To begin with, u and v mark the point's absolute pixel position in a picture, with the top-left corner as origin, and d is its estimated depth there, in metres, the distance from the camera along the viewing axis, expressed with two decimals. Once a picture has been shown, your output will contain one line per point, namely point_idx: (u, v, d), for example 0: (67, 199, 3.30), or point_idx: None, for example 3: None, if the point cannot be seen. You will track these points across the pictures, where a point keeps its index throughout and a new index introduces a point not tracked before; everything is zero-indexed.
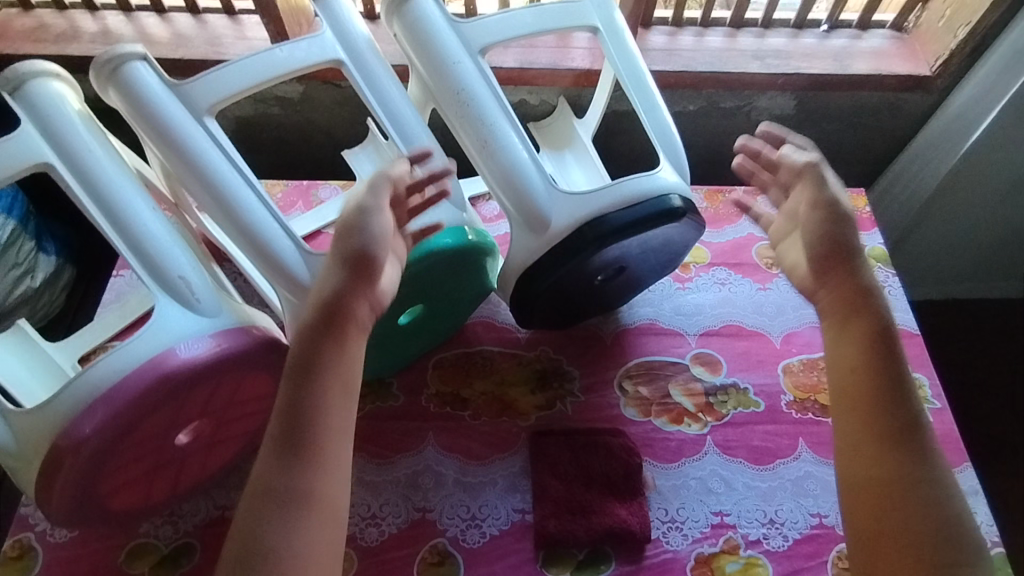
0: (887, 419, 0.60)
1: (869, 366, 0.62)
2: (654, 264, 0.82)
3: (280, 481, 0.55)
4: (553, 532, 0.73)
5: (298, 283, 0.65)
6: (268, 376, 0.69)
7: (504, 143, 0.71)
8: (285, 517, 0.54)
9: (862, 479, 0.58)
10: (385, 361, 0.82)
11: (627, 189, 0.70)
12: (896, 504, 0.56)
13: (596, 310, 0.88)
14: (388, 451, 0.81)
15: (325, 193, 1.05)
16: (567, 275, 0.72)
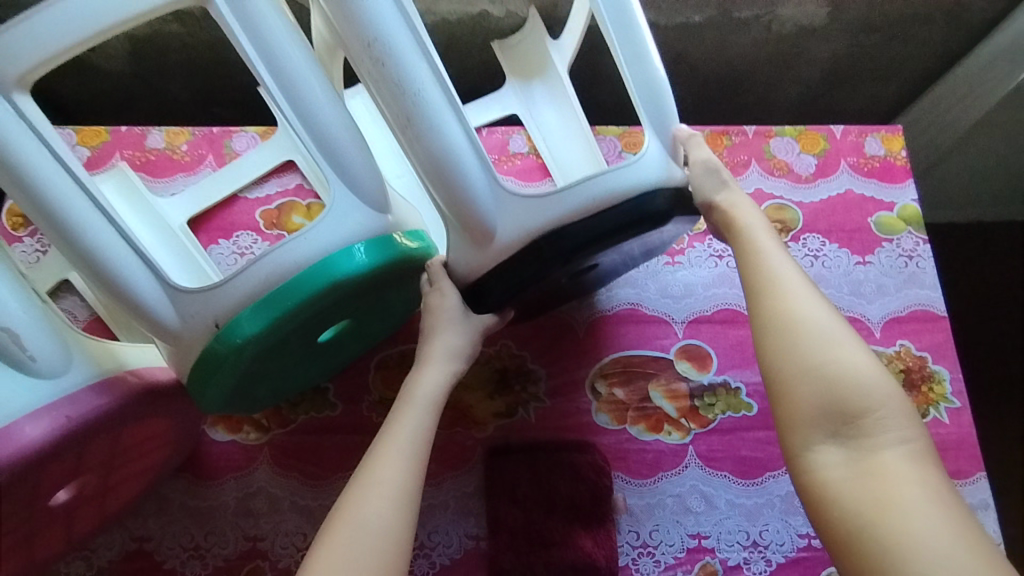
0: (766, 273, 0.52)
1: (749, 249, 0.55)
2: (638, 254, 0.65)
3: (390, 474, 0.49)
4: (509, 566, 0.66)
5: (166, 328, 0.51)
6: (158, 418, 0.57)
7: (436, 122, 0.52)
8: (382, 516, 0.47)
9: (757, 339, 0.50)
10: (309, 377, 0.67)
11: (599, 184, 0.54)
12: (789, 346, 0.47)
13: (568, 299, 0.73)
14: (324, 471, 0.71)
15: (240, 143, 0.85)
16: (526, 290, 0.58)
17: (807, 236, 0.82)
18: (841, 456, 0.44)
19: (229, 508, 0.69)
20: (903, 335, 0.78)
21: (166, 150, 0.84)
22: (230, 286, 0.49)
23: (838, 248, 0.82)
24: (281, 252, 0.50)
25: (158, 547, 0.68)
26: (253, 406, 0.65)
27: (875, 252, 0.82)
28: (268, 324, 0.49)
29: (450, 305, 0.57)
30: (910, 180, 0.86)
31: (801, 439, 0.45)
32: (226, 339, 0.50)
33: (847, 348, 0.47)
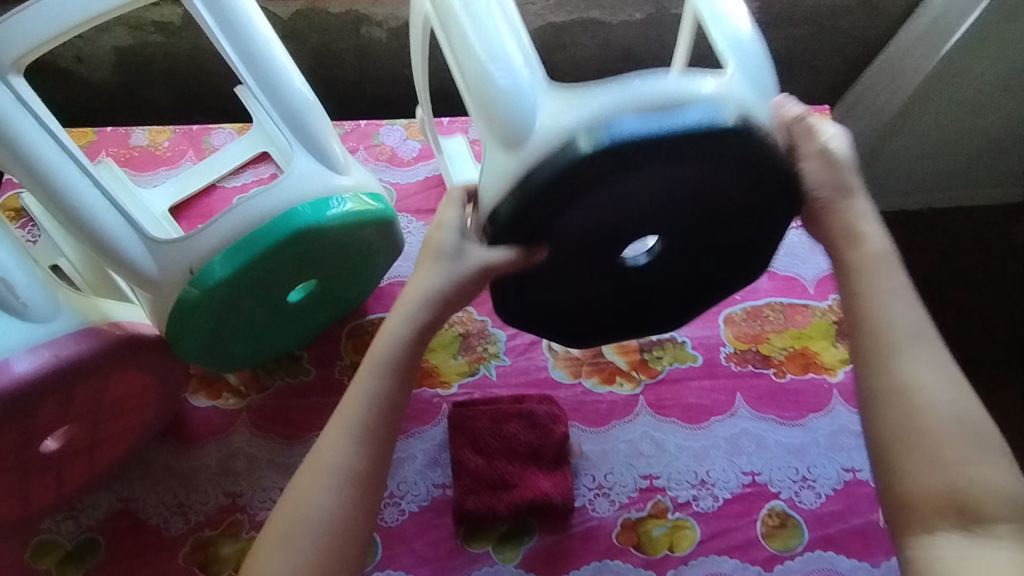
0: (904, 338, 0.48)
1: (874, 293, 0.50)
2: (712, 255, 0.60)
3: (337, 461, 0.47)
4: (473, 509, 0.70)
5: (146, 278, 0.57)
6: (141, 371, 0.62)
7: (467, 38, 0.53)
8: (325, 507, 0.46)
9: (872, 403, 0.47)
10: (284, 340, 0.72)
11: (663, 99, 0.46)
12: (924, 428, 0.45)
13: (630, 325, 0.70)
14: (299, 430, 0.76)
15: (218, 139, 0.91)
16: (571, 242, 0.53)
17: None
18: (965, 548, 0.42)
19: (210, 468, 0.74)
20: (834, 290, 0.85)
21: (148, 147, 0.91)
22: (204, 236, 0.57)
23: None
24: (248, 205, 0.57)
25: (143, 506, 0.72)
26: (230, 367, 0.70)
27: None
28: (239, 265, 0.56)
29: (446, 241, 0.53)
30: None
31: (921, 530, 0.43)
32: (200, 281, 0.56)
33: (991, 453, 0.45)
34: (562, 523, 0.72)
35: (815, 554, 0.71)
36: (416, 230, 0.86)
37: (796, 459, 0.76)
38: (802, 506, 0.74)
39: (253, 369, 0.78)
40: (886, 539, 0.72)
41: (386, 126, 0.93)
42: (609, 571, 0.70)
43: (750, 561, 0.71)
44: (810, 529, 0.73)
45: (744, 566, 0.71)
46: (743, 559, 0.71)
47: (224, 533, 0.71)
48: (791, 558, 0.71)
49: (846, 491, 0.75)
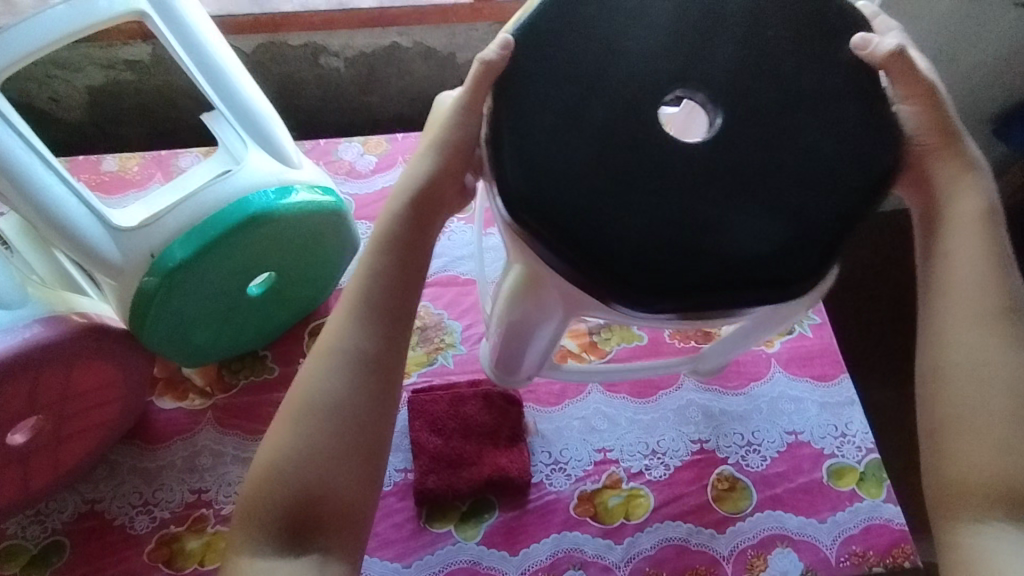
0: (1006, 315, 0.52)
1: (965, 263, 0.54)
2: (790, 160, 0.50)
3: (347, 347, 0.54)
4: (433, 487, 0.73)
5: (111, 265, 0.61)
6: (105, 362, 0.66)
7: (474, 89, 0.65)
8: (335, 387, 0.53)
9: (928, 376, 0.53)
10: (247, 333, 0.76)
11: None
12: (966, 398, 0.51)
13: (701, 246, 0.48)
14: (263, 425, 0.78)
15: (185, 162, 0.97)
16: (569, 76, 0.51)
17: None
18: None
19: (176, 466, 0.76)
20: None
21: (118, 172, 0.96)
22: (163, 222, 0.62)
23: None
24: (204, 193, 0.63)
25: (109, 506, 0.73)
26: (194, 360, 0.74)
27: None
28: (197, 249, 0.61)
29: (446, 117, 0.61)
30: None
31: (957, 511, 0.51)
32: (159, 265, 0.61)
33: None
34: (520, 497, 0.75)
35: (764, 514, 0.75)
36: None
37: (740, 425, 0.80)
38: (750, 469, 0.77)
39: (219, 369, 0.81)
40: (831, 495, 0.76)
41: (344, 143, 1.00)
42: (568, 542, 0.73)
43: (703, 524, 0.74)
44: (758, 490, 0.76)
45: (697, 530, 0.74)
46: (696, 523, 0.74)
47: (190, 527, 0.72)
48: (742, 519, 0.74)
49: (789, 452, 0.79)
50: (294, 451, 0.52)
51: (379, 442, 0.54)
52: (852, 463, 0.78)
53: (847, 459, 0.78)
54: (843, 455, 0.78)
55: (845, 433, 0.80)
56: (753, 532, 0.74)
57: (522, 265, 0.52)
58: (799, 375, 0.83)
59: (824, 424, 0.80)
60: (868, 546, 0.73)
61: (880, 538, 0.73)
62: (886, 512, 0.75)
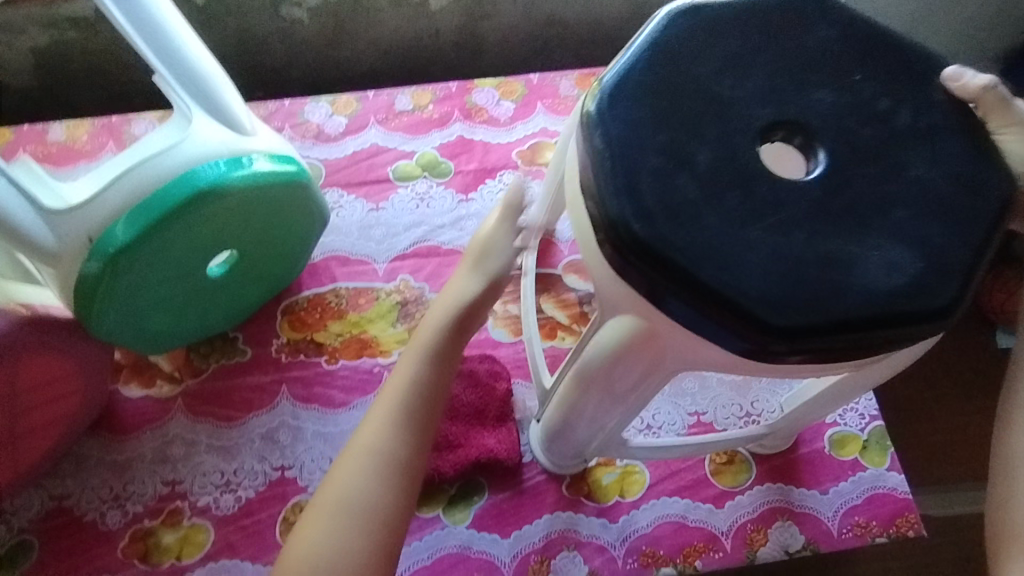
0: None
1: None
2: (922, 190, 0.41)
3: (384, 449, 0.54)
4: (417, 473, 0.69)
5: (46, 251, 0.55)
6: (55, 355, 0.62)
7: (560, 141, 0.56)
8: (376, 496, 0.52)
9: None
10: (211, 315, 0.71)
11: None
12: None
13: (838, 284, 0.38)
14: (237, 412, 0.74)
15: (139, 128, 0.89)
16: (661, 84, 0.41)
17: None
18: None
19: (146, 457, 0.72)
20: None
21: (67, 142, 0.88)
22: (100, 201, 0.55)
23: None
24: (145, 167, 0.56)
25: (78, 502, 0.69)
26: (154, 346, 0.68)
27: None
28: (141, 229, 0.55)
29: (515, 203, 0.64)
30: None
31: None
32: (100, 248, 0.55)
33: None
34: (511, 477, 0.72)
35: (764, 487, 0.72)
36: (347, 203, 0.86)
37: (739, 396, 0.76)
38: None
39: (186, 354, 0.76)
40: (832, 465, 0.73)
41: (311, 103, 0.92)
42: (561, 522, 0.70)
43: (701, 500, 0.71)
44: (757, 463, 0.73)
45: (695, 505, 0.71)
46: (693, 498, 0.71)
47: (165, 521, 0.69)
48: (741, 493, 0.72)
49: None
50: (327, 553, 0.50)
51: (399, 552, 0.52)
52: (855, 431, 0.75)
53: (849, 427, 0.75)
54: (846, 423, 0.75)
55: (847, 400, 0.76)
56: (752, 506, 0.71)
57: (638, 318, 0.41)
58: None
59: None
60: (871, 516, 0.71)
61: (884, 508, 0.71)
62: (890, 480, 0.72)
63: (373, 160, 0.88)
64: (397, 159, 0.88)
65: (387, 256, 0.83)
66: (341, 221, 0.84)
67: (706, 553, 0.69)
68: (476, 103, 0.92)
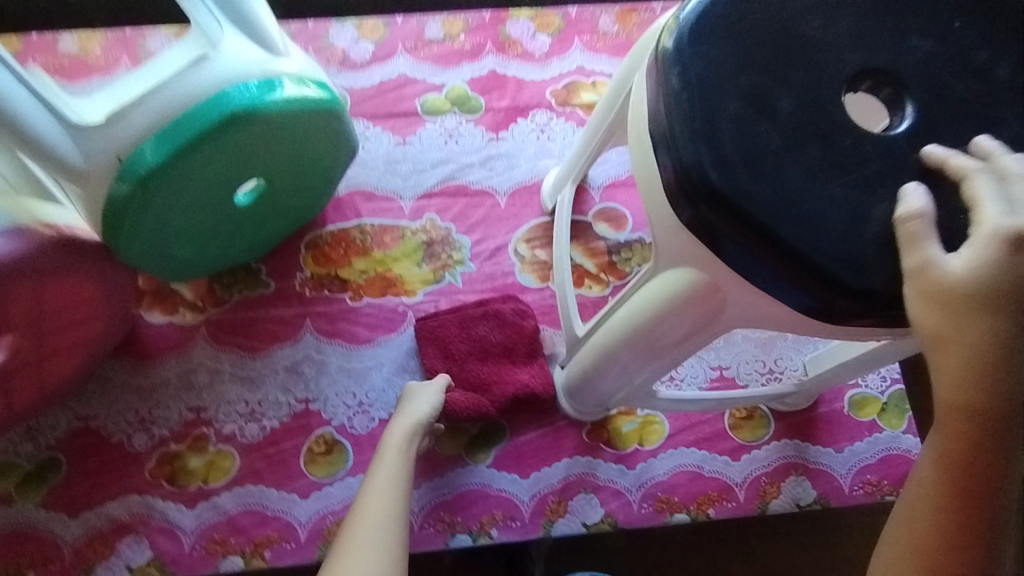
0: (981, 437, 0.40)
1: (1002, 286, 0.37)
2: (1009, 151, 0.40)
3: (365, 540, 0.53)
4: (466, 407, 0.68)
5: (73, 169, 0.53)
6: (81, 277, 0.61)
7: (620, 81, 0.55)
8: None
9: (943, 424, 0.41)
10: (236, 245, 0.69)
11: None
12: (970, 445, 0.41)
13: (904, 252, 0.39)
14: (261, 343, 0.74)
15: (155, 44, 0.85)
16: (745, 23, 0.40)
17: None
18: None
19: (171, 383, 0.72)
20: None
21: (80, 55, 0.84)
22: (129, 119, 0.52)
23: None
24: (175, 85, 0.53)
25: (104, 424, 0.70)
26: (178, 273, 0.67)
27: None
28: (172, 152, 0.52)
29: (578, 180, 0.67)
30: None
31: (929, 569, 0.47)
32: (130, 170, 0.53)
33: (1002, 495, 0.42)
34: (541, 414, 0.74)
35: (781, 443, 0.73)
36: (373, 135, 0.83)
37: (763, 353, 0.76)
38: None
39: (209, 283, 0.75)
40: (850, 425, 0.74)
41: (336, 26, 0.87)
42: (580, 466, 0.71)
43: (718, 452, 0.72)
44: (776, 419, 0.74)
45: (711, 457, 0.72)
46: (710, 450, 0.72)
47: (191, 446, 0.70)
48: (758, 447, 0.73)
49: None
50: None
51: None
52: (876, 394, 0.75)
53: (870, 389, 0.75)
54: (867, 385, 0.76)
55: None
56: (768, 460, 0.72)
57: (698, 272, 0.41)
58: None
59: None
60: (883, 476, 0.72)
61: (896, 469, 0.72)
62: (904, 443, 0.73)
63: (401, 91, 0.84)
64: (426, 91, 0.85)
65: (414, 194, 0.80)
66: (366, 155, 0.82)
67: (719, 503, 0.71)
68: (510, 36, 0.88)
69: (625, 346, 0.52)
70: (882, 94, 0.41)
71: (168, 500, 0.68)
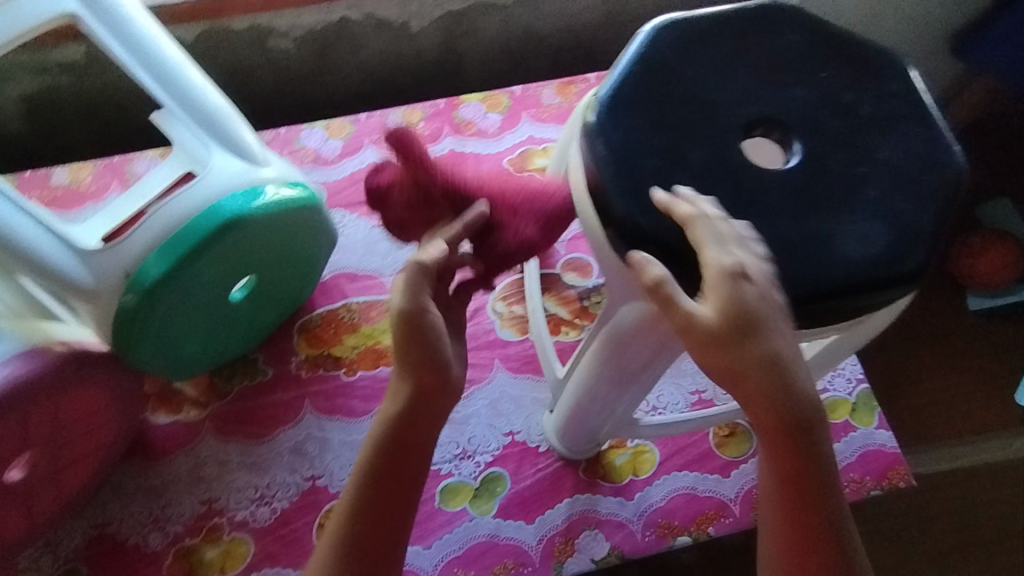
0: (797, 444, 0.43)
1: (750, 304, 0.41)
2: (885, 170, 0.47)
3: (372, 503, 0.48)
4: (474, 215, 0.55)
5: (84, 290, 0.59)
6: (94, 387, 0.65)
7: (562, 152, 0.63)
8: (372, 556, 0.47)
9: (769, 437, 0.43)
10: (234, 339, 0.74)
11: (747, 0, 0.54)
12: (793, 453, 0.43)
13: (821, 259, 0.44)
14: (264, 429, 0.77)
15: (142, 166, 0.92)
16: (652, 93, 0.48)
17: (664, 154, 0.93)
18: None
19: (181, 479, 0.75)
20: None
21: (73, 185, 0.91)
22: (133, 238, 0.59)
23: None
24: (172, 203, 0.60)
25: (119, 528, 0.72)
26: (181, 372, 0.72)
27: None
28: (173, 263, 0.58)
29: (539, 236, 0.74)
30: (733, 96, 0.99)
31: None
32: (136, 283, 0.58)
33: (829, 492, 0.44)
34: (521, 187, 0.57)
35: None
36: (351, 222, 0.90)
37: None
38: None
39: (210, 378, 0.80)
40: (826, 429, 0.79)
41: (306, 129, 0.96)
42: (581, 504, 0.75)
43: (708, 471, 0.76)
44: (756, 433, 0.79)
45: (703, 477, 0.76)
46: (701, 470, 0.76)
47: (205, 538, 0.72)
48: (744, 461, 0.77)
49: None
50: None
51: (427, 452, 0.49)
52: (845, 395, 0.81)
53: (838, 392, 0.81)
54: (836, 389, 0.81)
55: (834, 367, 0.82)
56: (756, 472, 0.76)
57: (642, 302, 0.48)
58: None
59: None
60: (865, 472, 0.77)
61: (876, 463, 0.77)
62: (879, 437, 0.78)
63: None
64: None
65: (394, 269, 0.87)
66: (346, 240, 0.89)
67: (717, 520, 0.74)
68: (464, 118, 0.97)
69: (600, 381, 0.57)
70: (772, 135, 0.48)
71: None
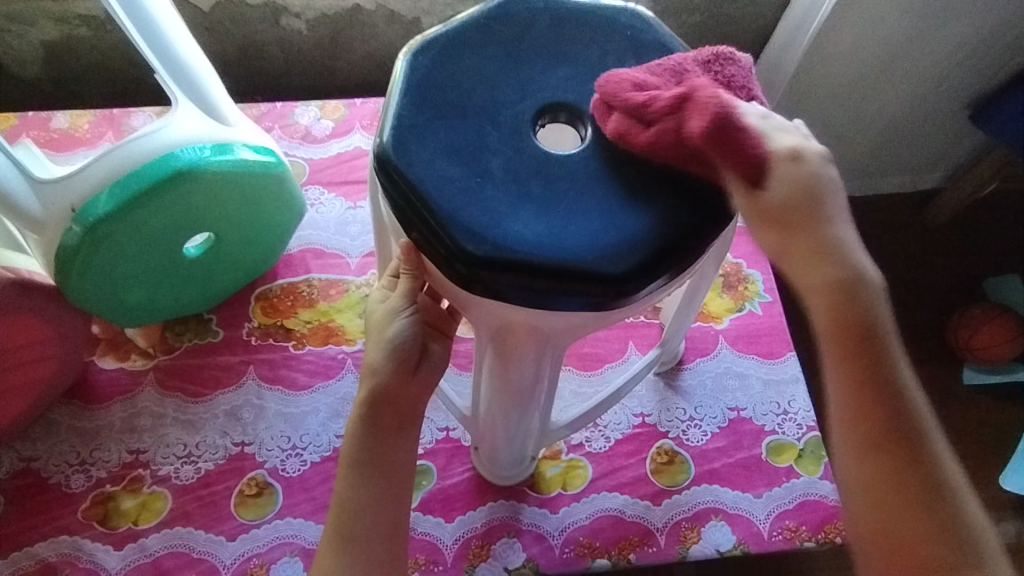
0: (870, 388, 0.47)
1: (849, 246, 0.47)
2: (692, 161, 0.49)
3: (370, 447, 0.52)
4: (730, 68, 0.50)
5: (32, 219, 0.60)
6: (37, 320, 0.67)
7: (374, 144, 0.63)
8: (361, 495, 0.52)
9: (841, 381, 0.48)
10: (182, 294, 0.75)
11: (472, 8, 0.55)
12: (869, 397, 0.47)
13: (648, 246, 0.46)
14: (205, 389, 0.78)
15: (138, 121, 0.94)
16: (431, 103, 0.50)
17: (723, 347, 0.83)
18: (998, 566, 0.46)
19: (115, 426, 0.75)
20: (735, 254, 0.89)
21: (69, 130, 0.93)
22: (87, 174, 0.60)
23: (748, 356, 0.83)
24: (130, 146, 0.61)
25: (45, 465, 0.73)
26: (126, 317, 0.73)
27: (780, 355, 0.83)
28: (124, 200, 0.60)
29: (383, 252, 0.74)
30: (790, 352, 0.83)
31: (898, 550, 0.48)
32: (82, 217, 0.60)
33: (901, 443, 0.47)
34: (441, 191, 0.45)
35: (701, 487, 0.75)
36: (327, 201, 0.91)
37: (683, 401, 0.80)
38: (689, 443, 0.78)
39: (162, 332, 0.80)
40: (768, 471, 0.76)
41: (302, 106, 0.97)
42: (504, 511, 0.73)
43: (639, 496, 0.74)
44: (695, 464, 0.77)
45: (633, 501, 0.74)
46: (632, 494, 0.75)
47: (126, 487, 0.73)
48: (678, 492, 0.75)
49: (731, 428, 0.79)
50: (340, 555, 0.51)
51: (415, 431, 0.54)
52: (792, 440, 0.78)
53: (787, 436, 0.79)
54: (784, 432, 0.79)
55: (786, 410, 0.80)
56: (688, 505, 0.74)
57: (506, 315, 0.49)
58: (745, 352, 0.83)
59: (767, 401, 0.80)
60: (801, 521, 0.74)
61: (813, 513, 0.74)
62: (822, 488, 0.76)
63: (356, 162, 0.93)
64: None
65: (361, 252, 0.87)
66: (319, 217, 0.89)
67: (640, 548, 0.72)
68: None
69: (506, 393, 0.59)
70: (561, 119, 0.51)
71: (98, 541, 0.70)
